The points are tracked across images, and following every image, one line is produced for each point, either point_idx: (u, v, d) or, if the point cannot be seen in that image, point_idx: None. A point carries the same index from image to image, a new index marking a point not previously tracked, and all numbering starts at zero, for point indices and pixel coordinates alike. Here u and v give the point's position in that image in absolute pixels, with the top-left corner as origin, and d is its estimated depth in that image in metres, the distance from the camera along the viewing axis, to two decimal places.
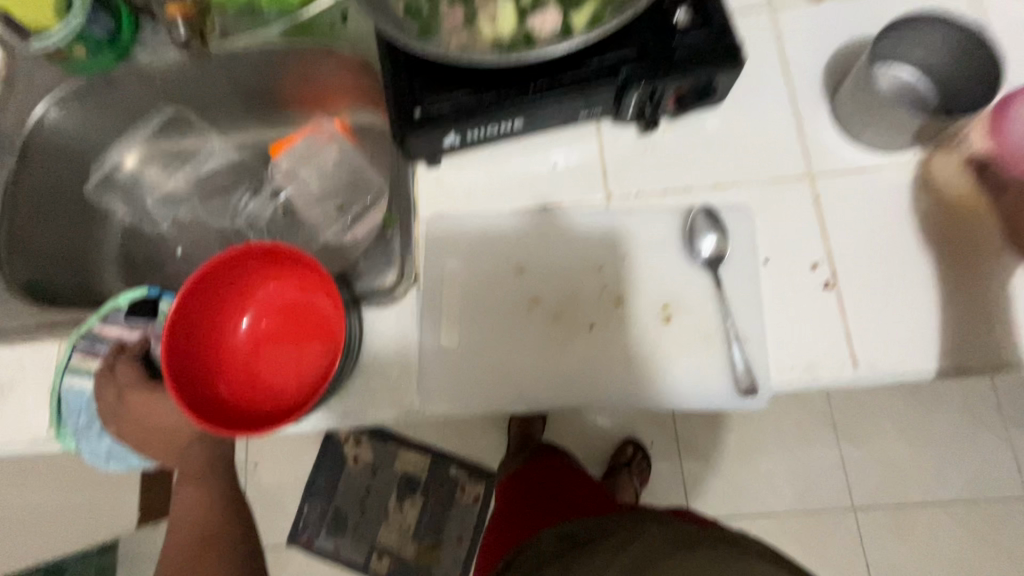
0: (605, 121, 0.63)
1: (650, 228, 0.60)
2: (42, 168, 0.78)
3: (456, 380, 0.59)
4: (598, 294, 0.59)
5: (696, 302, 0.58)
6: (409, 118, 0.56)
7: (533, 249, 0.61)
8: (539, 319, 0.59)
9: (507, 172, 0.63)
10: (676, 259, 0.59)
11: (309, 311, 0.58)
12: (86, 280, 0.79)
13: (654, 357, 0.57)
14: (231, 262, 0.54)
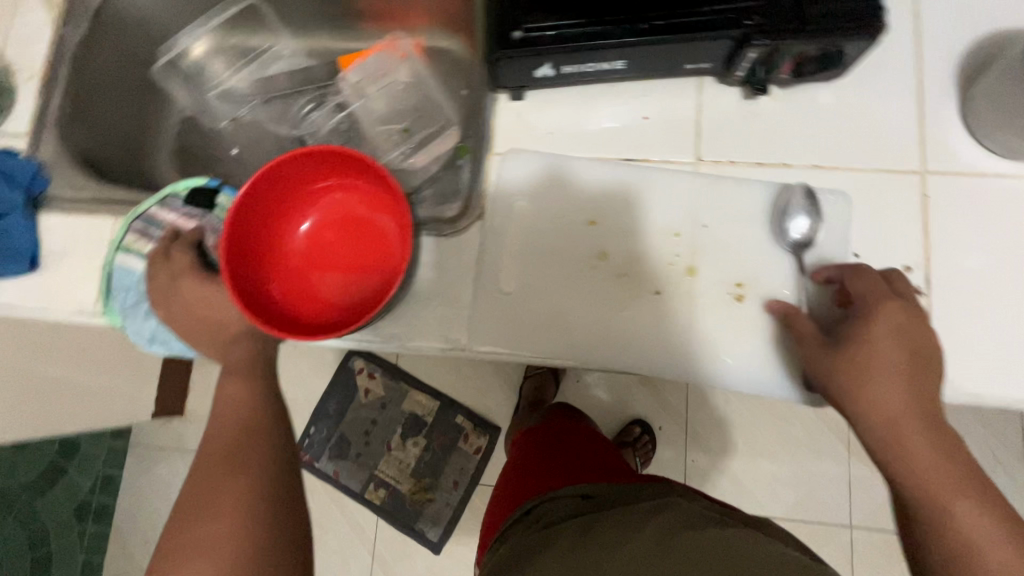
0: (707, 79, 0.58)
1: (738, 202, 0.56)
2: (113, 41, 0.77)
3: (510, 324, 0.57)
4: (670, 260, 0.56)
5: (773, 286, 0.55)
6: (506, 40, 0.52)
7: (609, 203, 0.58)
8: (604, 275, 0.57)
9: (593, 118, 0.59)
10: (758, 237, 0.56)
11: (371, 227, 0.56)
12: (142, 165, 0.78)
13: (719, 336, 0.55)
14: (303, 161, 0.52)
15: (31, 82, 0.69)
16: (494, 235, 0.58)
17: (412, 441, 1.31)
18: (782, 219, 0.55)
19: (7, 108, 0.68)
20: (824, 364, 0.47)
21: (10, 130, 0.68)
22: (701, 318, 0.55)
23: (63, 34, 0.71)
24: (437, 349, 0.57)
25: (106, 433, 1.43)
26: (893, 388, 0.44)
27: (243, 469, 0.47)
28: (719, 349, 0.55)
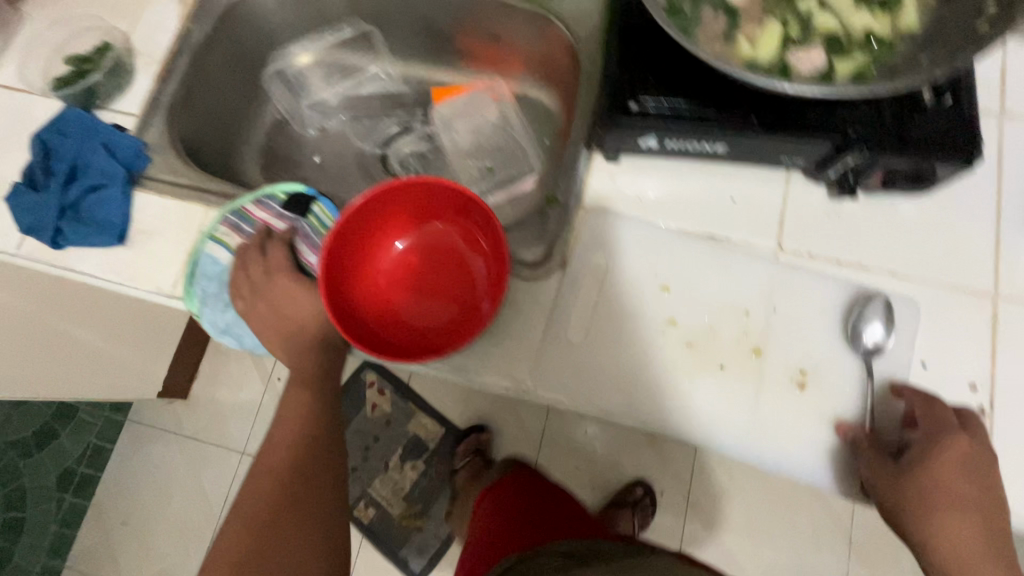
0: (795, 173, 0.61)
1: (810, 294, 0.58)
2: (231, 40, 0.79)
3: (577, 375, 0.58)
4: (737, 338, 0.58)
5: (839, 383, 0.56)
6: (623, 109, 0.55)
7: (684, 272, 0.60)
8: (670, 342, 0.58)
9: (683, 191, 0.62)
10: (826, 331, 0.57)
11: (462, 261, 0.58)
12: (231, 160, 0.82)
13: (775, 420, 0.56)
14: (416, 189, 0.54)
15: (148, 67, 0.73)
16: (572, 288, 0.60)
17: (411, 463, 1.31)
18: (856, 322, 0.57)
19: (122, 89, 0.72)
20: (894, 485, 0.51)
21: (120, 109, 0.71)
22: (760, 398, 0.56)
23: (189, 29, 0.74)
24: (500, 388, 0.59)
25: (107, 406, 1.55)
26: (959, 516, 0.50)
27: (298, 484, 0.52)
28: (774, 433, 0.56)
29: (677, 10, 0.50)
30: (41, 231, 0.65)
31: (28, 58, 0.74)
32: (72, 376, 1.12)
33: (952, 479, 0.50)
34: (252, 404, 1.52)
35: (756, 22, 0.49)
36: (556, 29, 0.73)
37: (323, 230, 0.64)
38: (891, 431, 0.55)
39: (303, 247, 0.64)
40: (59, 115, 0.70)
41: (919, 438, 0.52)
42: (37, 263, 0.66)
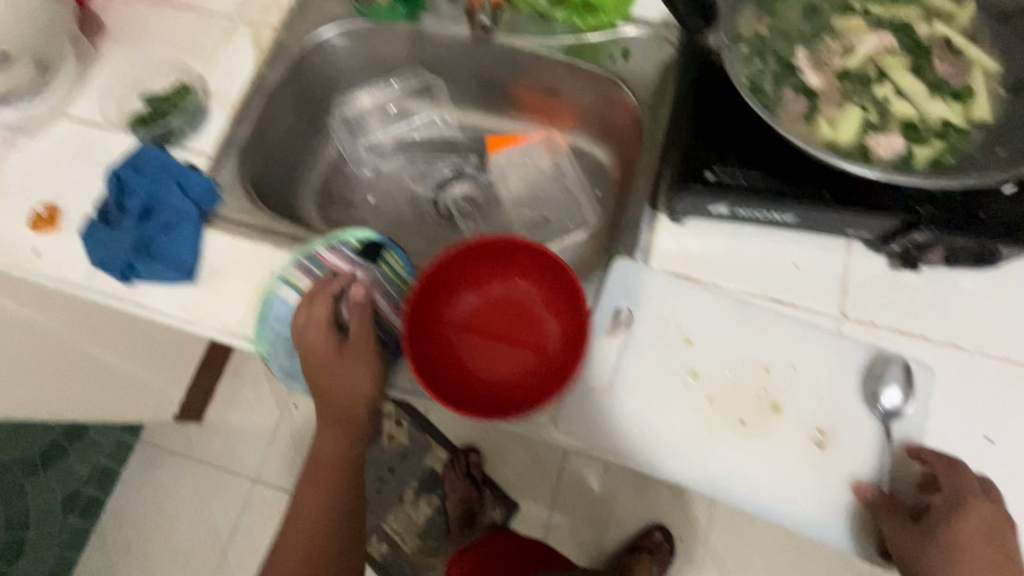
0: (857, 243, 0.63)
1: (829, 353, 0.60)
2: (300, 84, 0.82)
3: (643, 433, 0.59)
4: (756, 394, 0.59)
5: (858, 443, 0.57)
6: (698, 178, 0.57)
7: (706, 325, 0.62)
8: (693, 394, 0.60)
9: (743, 252, 0.64)
10: (845, 390, 0.59)
11: (536, 325, 0.58)
12: (292, 199, 0.84)
13: (791, 477, 0.57)
14: (495, 244, 0.56)
15: (224, 109, 0.75)
16: (638, 346, 0.61)
17: (426, 498, 1.30)
18: (875, 385, 0.57)
19: (197, 128, 0.74)
20: (914, 542, 0.52)
21: (196, 149, 0.73)
22: (777, 453, 0.58)
23: (264, 74, 0.77)
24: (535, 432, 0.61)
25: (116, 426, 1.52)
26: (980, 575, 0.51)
27: (322, 526, 0.59)
28: (791, 490, 0.57)
29: (762, 91, 0.52)
30: (112, 266, 0.66)
31: (103, 93, 0.76)
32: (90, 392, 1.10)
33: (970, 538, 0.52)
34: (266, 430, 1.50)
35: (837, 106, 0.52)
36: (619, 89, 0.75)
37: (394, 279, 0.65)
38: (908, 492, 0.56)
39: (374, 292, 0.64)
40: (135, 152, 0.71)
41: (942, 501, 0.53)
42: (104, 296, 0.67)
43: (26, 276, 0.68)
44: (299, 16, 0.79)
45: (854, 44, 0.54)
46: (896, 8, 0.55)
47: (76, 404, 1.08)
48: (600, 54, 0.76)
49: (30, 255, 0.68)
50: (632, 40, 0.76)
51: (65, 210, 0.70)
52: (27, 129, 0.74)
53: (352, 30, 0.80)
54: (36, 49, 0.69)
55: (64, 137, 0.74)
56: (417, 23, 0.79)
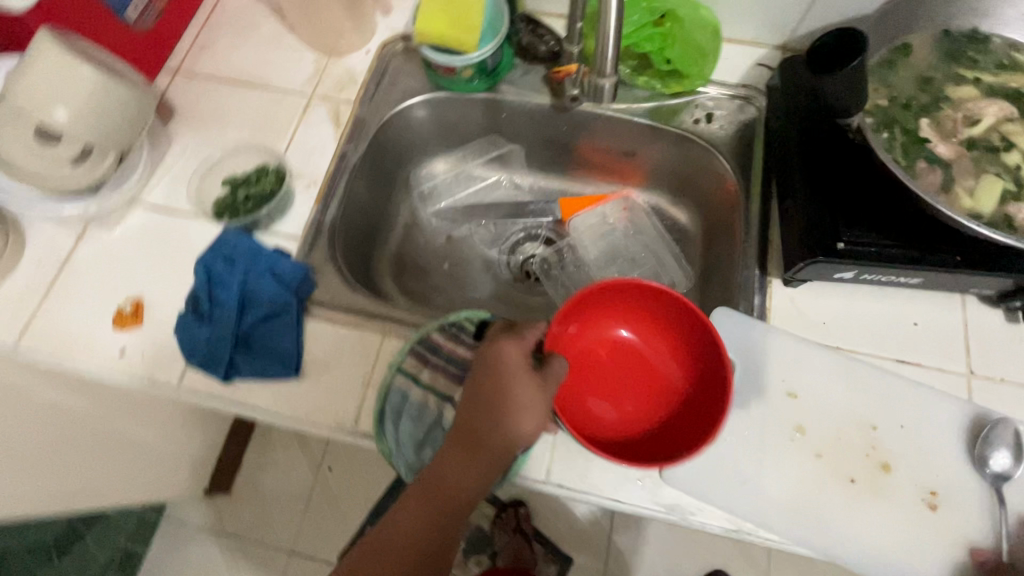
0: (971, 297, 0.64)
1: (935, 411, 0.58)
2: (380, 157, 0.81)
3: (786, 511, 0.56)
4: (864, 452, 0.57)
5: (970, 507, 0.55)
6: (829, 248, 0.57)
7: (808, 378, 0.61)
8: (800, 452, 0.58)
9: (860, 314, 0.64)
10: (954, 450, 0.57)
11: (667, 367, 0.64)
12: (370, 275, 0.79)
13: (899, 542, 0.54)
14: (633, 289, 0.61)
15: (309, 189, 0.73)
16: (771, 415, 0.60)
17: (475, 560, 1.24)
18: (982, 447, 0.56)
19: (283, 209, 0.72)
20: None
21: (283, 232, 0.71)
22: (884, 514, 0.55)
23: (346, 150, 0.75)
24: (659, 512, 0.57)
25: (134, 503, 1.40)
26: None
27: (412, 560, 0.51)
28: (898, 553, 0.54)
29: (897, 163, 0.53)
30: (213, 365, 0.62)
31: (179, 178, 0.74)
32: (132, 477, 1.02)
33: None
34: (301, 492, 1.39)
35: (971, 176, 0.53)
36: (704, 152, 0.76)
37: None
38: None
39: None
40: (219, 240, 0.68)
41: None
42: (201, 397, 0.63)
43: (113, 377, 0.64)
44: (378, 92, 0.80)
45: (973, 113, 0.56)
46: (1004, 76, 0.57)
47: (118, 491, 0.99)
48: (684, 117, 0.77)
49: (117, 356, 0.65)
50: (712, 102, 0.77)
51: (150, 304, 0.67)
52: (105, 221, 0.71)
53: (431, 101, 0.81)
54: (117, 143, 0.66)
55: (144, 227, 0.71)
56: (497, 91, 0.79)
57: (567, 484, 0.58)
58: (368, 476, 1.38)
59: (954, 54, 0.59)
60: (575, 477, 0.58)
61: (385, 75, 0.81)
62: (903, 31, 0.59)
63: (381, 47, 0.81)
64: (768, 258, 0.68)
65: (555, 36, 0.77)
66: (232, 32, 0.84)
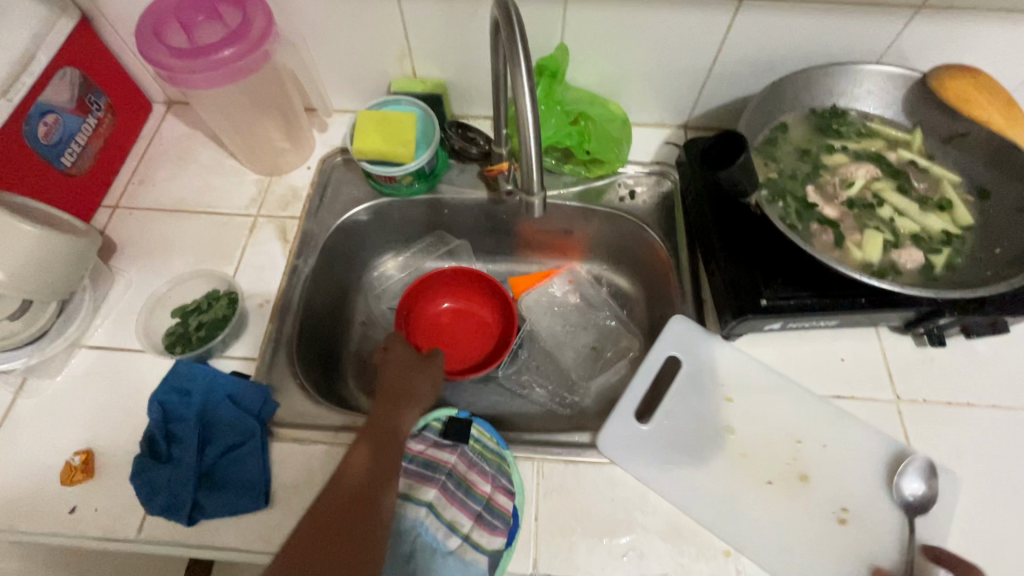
0: (883, 329, 0.71)
1: (856, 436, 0.64)
2: (332, 265, 0.83)
3: (724, 524, 0.60)
4: (788, 462, 0.63)
5: (875, 525, 0.60)
6: (754, 305, 0.63)
7: (752, 391, 0.67)
8: (729, 450, 0.64)
9: (794, 358, 0.70)
10: (869, 474, 0.62)
11: (468, 348, 0.86)
12: (333, 381, 0.79)
13: (805, 544, 0.59)
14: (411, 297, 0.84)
15: (262, 307, 0.74)
16: (713, 433, 0.65)
17: None
18: (895, 475, 0.61)
19: (238, 332, 0.72)
20: None
21: (238, 355, 0.71)
22: (797, 521, 0.60)
23: (297, 264, 0.77)
24: None
25: None
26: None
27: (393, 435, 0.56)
28: (806, 556, 0.59)
29: (795, 228, 0.61)
30: (176, 510, 0.60)
31: (126, 314, 0.73)
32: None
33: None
34: None
35: (856, 231, 0.61)
36: (633, 224, 0.84)
37: (486, 452, 0.63)
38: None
39: (473, 476, 0.62)
40: (171, 372, 0.67)
41: None
42: (162, 545, 0.60)
43: (62, 540, 0.60)
44: (323, 204, 0.83)
45: (847, 176, 0.65)
46: (864, 142, 0.68)
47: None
48: (610, 196, 0.84)
49: (68, 515, 0.61)
50: (632, 181, 0.85)
51: (102, 453, 0.64)
52: (43, 371, 0.68)
53: (376, 207, 0.85)
54: (56, 290, 0.65)
55: (89, 371, 0.69)
56: (436, 191, 0.84)
57: (555, 573, 0.58)
58: None
59: (822, 126, 0.69)
60: (559, 564, 0.58)
61: (327, 187, 0.85)
62: (779, 112, 0.69)
63: (321, 162, 0.86)
64: (706, 316, 0.73)
65: (484, 138, 0.84)
66: (171, 163, 0.86)
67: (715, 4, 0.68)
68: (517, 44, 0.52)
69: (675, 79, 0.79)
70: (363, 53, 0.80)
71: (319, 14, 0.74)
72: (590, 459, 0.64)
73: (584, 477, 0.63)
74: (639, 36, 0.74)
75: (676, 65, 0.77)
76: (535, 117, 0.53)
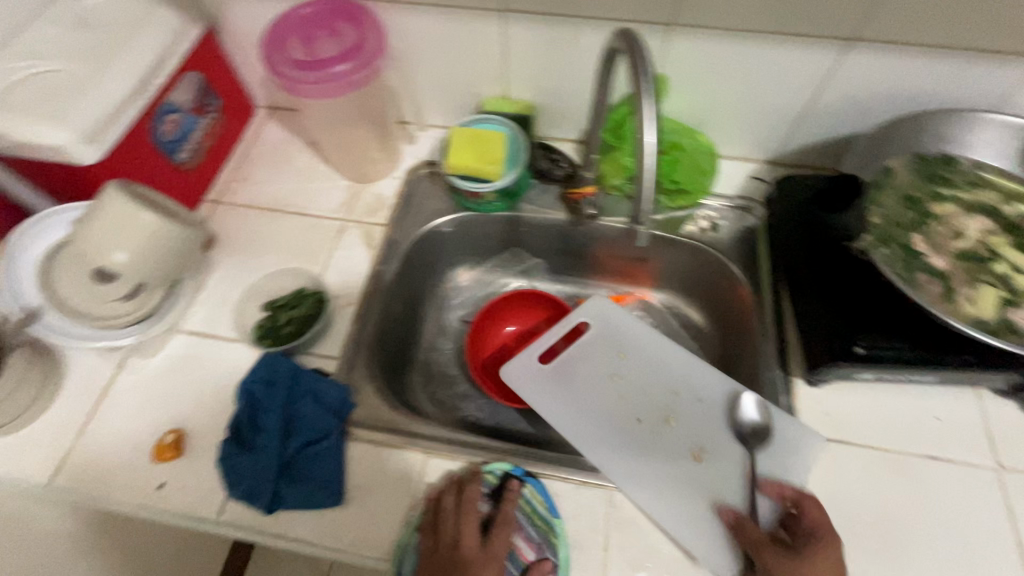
0: (984, 390, 0.67)
1: (713, 382, 0.71)
2: (410, 272, 0.86)
3: (591, 448, 0.66)
4: (660, 406, 0.70)
5: (727, 464, 0.64)
6: (849, 352, 0.61)
7: (642, 347, 0.76)
8: (611, 390, 0.72)
9: (884, 410, 0.66)
10: (720, 418, 0.68)
11: None
12: (402, 386, 0.81)
13: (655, 474, 0.64)
14: (477, 332, 0.86)
15: (345, 309, 0.77)
16: (601, 378, 0.73)
17: None
18: (736, 412, 0.68)
19: (323, 332, 0.75)
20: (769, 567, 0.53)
21: (321, 353, 0.73)
22: (647, 453, 0.66)
23: (380, 269, 0.80)
24: None
25: None
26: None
27: None
28: (653, 482, 0.63)
29: (901, 275, 0.58)
30: (257, 497, 0.62)
31: (220, 305, 0.77)
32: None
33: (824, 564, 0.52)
34: None
35: (968, 285, 0.58)
36: (713, 257, 0.82)
37: (536, 517, 0.61)
38: None
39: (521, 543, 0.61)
40: (259, 363, 0.70)
41: None
42: (240, 530, 0.62)
43: (150, 514, 0.63)
44: (408, 214, 0.86)
45: (958, 228, 0.63)
46: (976, 193, 0.65)
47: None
48: (691, 227, 0.84)
49: (156, 491, 0.64)
50: (715, 214, 0.84)
51: (191, 434, 0.67)
52: (145, 351, 0.73)
53: (458, 220, 0.87)
54: (168, 276, 0.69)
55: (185, 356, 0.73)
56: (517, 210, 0.85)
57: None
58: None
59: (930, 174, 0.67)
60: None
61: (412, 198, 0.87)
62: (884, 156, 0.68)
63: (408, 173, 0.89)
64: (788, 358, 0.71)
65: (569, 161, 0.86)
66: (269, 164, 0.91)
67: (824, 43, 0.67)
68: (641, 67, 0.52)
69: (769, 114, 0.78)
70: (460, 72, 0.82)
71: (426, 33, 0.77)
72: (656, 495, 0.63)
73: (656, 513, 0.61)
74: (738, 70, 0.73)
75: (773, 101, 0.76)
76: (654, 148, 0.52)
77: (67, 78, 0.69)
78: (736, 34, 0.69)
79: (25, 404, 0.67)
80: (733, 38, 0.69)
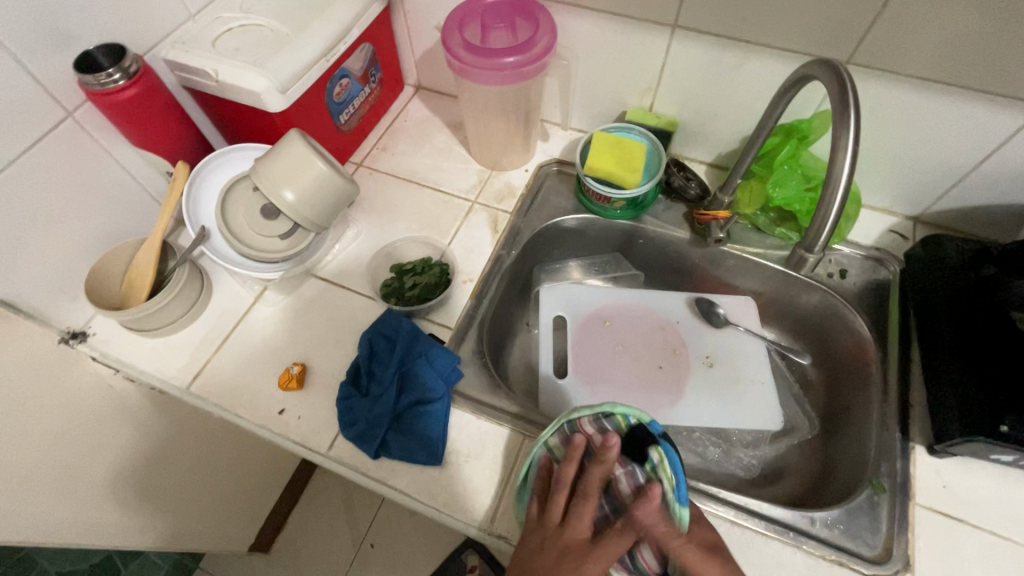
0: None
1: (674, 301, 0.87)
2: (524, 261, 0.88)
3: (649, 403, 0.77)
4: (664, 352, 0.82)
5: (736, 346, 0.82)
6: (992, 430, 0.58)
7: (614, 298, 0.87)
8: (626, 354, 0.81)
9: (1013, 498, 0.62)
10: (696, 319, 0.85)
11: None
12: (500, 368, 0.83)
13: (705, 387, 0.79)
14: None
15: (465, 285, 0.80)
16: (617, 345, 0.82)
17: None
18: (702, 309, 0.85)
19: (442, 301, 0.78)
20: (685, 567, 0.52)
21: (437, 321, 0.77)
22: (684, 378, 0.79)
23: (501, 254, 0.83)
24: None
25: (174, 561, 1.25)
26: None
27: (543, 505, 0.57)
28: (713, 393, 0.78)
29: None
30: (367, 441, 0.66)
31: (353, 259, 0.83)
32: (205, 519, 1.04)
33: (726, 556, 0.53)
34: (337, 567, 1.32)
35: None
36: (840, 304, 0.79)
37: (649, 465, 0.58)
38: None
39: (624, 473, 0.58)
40: (381, 319, 0.74)
41: None
42: (345, 467, 0.66)
43: (268, 435, 0.69)
44: (533, 207, 0.89)
45: None
46: None
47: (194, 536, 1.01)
48: (819, 269, 0.81)
49: (277, 415, 0.69)
50: (845, 261, 0.81)
51: (313, 371, 0.72)
52: (282, 287, 0.79)
53: (578, 220, 0.88)
54: (321, 224, 0.74)
55: (317, 298, 0.79)
56: (640, 221, 0.86)
57: None
58: (413, 560, 1.31)
59: None
60: None
61: (539, 192, 0.90)
62: None
63: (538, 168, 0.92)
64: (911, 423, 0.67)
65: (702, 183, 0.85)
66: (411, 138, 0.97)
67: (1013, 105, 0.64)
68: (847, 97, 0.51)
69: (927, 170, 0.76)
70: (614, 81, 0.85)
71: (591, 38, 0.80)
72: (758, 528, 0.61)
73: (749, 548, 0.60)
74: (906, 119, 0.71)
75: (937, 157, 0.74)
76: (846, 188, 0.52)
77: (272, 35, 0.77)
78: (915, 83, 0.67)
79: (179, 313, 0.75)
80: (911, 87, 0.68)
